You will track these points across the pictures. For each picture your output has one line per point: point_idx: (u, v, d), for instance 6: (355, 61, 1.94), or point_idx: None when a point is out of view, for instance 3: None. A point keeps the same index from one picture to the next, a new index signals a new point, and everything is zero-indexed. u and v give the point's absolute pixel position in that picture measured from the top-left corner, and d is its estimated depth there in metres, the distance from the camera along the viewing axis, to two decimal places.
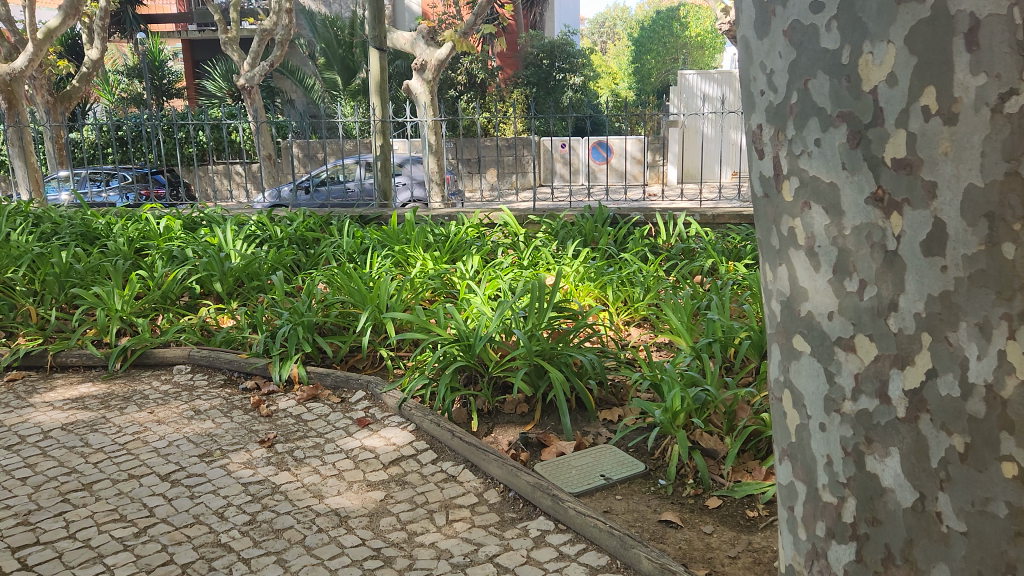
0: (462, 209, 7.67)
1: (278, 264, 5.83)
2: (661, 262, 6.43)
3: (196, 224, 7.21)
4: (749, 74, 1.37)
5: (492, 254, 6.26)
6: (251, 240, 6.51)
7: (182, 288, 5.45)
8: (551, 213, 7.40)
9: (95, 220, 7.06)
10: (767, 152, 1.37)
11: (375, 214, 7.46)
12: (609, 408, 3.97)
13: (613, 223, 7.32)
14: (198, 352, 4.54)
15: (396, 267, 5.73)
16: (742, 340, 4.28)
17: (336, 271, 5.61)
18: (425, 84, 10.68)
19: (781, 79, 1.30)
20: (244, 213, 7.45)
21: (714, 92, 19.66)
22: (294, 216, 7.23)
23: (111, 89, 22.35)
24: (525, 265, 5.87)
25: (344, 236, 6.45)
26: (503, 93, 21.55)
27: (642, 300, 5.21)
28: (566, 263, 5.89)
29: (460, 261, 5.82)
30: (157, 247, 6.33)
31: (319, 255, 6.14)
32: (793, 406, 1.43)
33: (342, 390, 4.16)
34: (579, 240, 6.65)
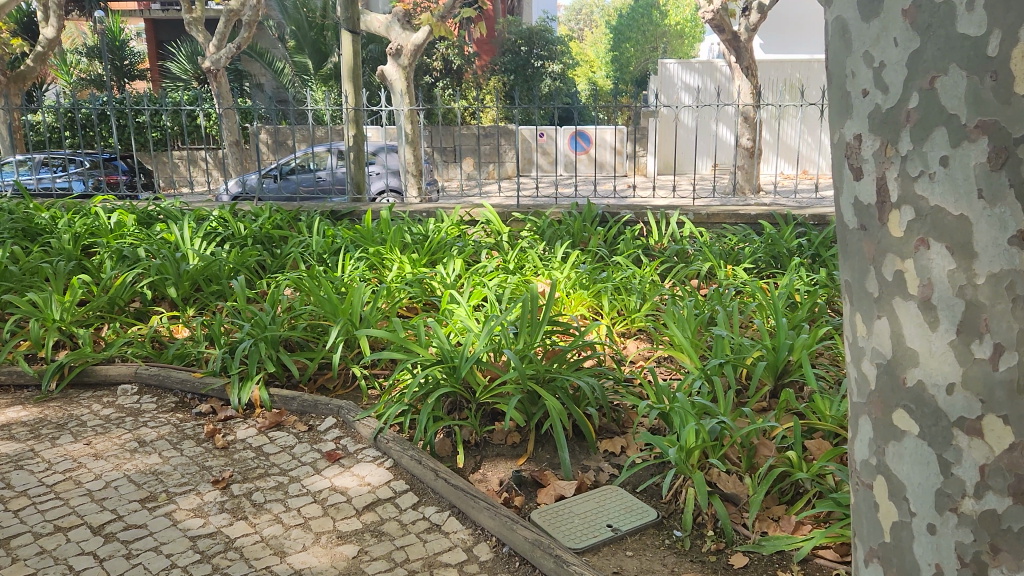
0: (441, 205, 7.21)
1: (241, 266, 5.33)
2: (655, 266, 6.05)
3: (152, 218, 6.64)
4: (851, 68, 1.32)
5: (475, 256, 5.82)
6: (212, 239, 5.98)
7: (132, 293, 4.92)
8: (536, 210, 6.97)
9: (38, 214, 6.46)
10: (868, 173, 1.33)
11: (348, 209, 6.96)
12: (610, 438, 3.57)
13: (602, 222, 6.92)
14: (147, 371, 4.03)
15: (371, 271, 5.27)
16: (754, 361, 3.90)
17: (305, 275, 5.12)
18: (401, 69, 10.18)
19: (892, 75, 1.26)
20: (205, 207, 6.90)
21: (694, 82, 19.35)
22: (260, 211, 6.70)
23: (69, 69, 21.37)
24: (511, 269, 5.44)
25: (314, 235, 5.96)
26: (480, 80, 21.01)
27: (639, 311, 4.82)
28: (555, 268, 5.48)
29: (442, 265, 5.38)
30: (106, 246, 5.78)
31: (287, 257, 5.64)
32: (889, 495, 1.44)
33: (310, 417, 3.70)
34: (567, 241, 6.23)
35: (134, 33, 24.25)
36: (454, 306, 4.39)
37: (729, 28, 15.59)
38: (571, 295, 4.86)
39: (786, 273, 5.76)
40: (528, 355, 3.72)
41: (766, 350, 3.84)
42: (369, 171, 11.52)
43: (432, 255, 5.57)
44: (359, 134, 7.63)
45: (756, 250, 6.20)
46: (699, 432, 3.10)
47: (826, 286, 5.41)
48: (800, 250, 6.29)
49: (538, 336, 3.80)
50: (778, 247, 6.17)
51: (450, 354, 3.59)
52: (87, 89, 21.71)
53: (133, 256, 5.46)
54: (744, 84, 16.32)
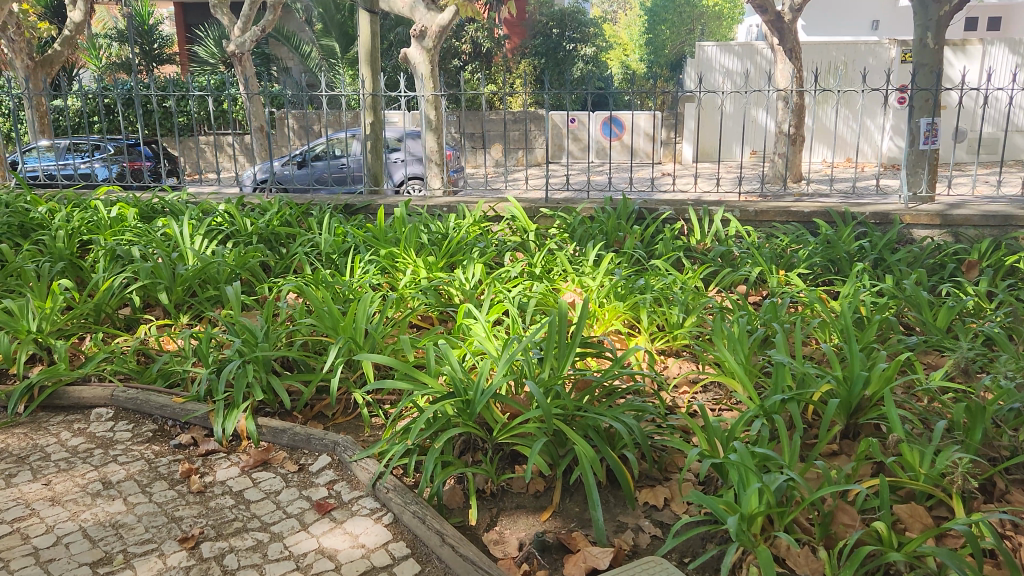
0: (463, 198, 6.69)
1: (241, 268, 4.85)
2: (698, 270, 5.46)
3: (155, 211, 6.18)
4: None
5: (499, 258, 5.28)
6: (214, 236, 5.51)
7: (120, 299, 4.45)
8: (566, 205, 6.41)
9: (35, 206, 6.02)
10: None
11: (362, 203, 6.45)
12: (651, 487, 3.03)
13: (639, 219, 6.34)
14: (124, 393, 3.56)
15: (383, 275, 4.77)
16: (821, 395, 3.34)
17: (311, 282, 4.63)
18: (425, 52, 9.61)
19: None
20: (212, 199, 6.43)
21: (734, 66, 18.51)
22: (269, 205, 6.22)
23: (97, 52, 21.08)
24: (537, 274, 4.91)
25: (323, 232, 5.46)
26: (511, 63, 20.38)
27: (682, 328, 4.27)
28: (588, 274, 4.93)
29: (462, 270, 4.87)
30: (101, 243, 5.33)
31: (293, 258, 5.15)
32: None
33: (302, 454, 3.21)
34: (600, 240, 5.67)
35: (161, 15, 23.90)
36: (471, 323, 3.87)
37: (773, 8, 14.78)
38: (605, 308, 4.30)
39: (847, 282, 5.15)
40: (554, 389, 3.18)
41: (837, 383, 3.27)
42: (392, 158, 11.03)
43: (452, 258, 5.05)
44: (376, 121, 7.12)
45: (812, 253, 5.59)
46: (763, 493, 2.58)
47: (893, 298, 4.81)
48: (861, 253, 5.66)
49: (567, 366, 3.26)
50: (837, 250, 5.56)
51: (463, 387, 3.07)
52: (115, 73, 21.43)
53: (127, 255, 4.99)
54: (787, 67, 15.52)
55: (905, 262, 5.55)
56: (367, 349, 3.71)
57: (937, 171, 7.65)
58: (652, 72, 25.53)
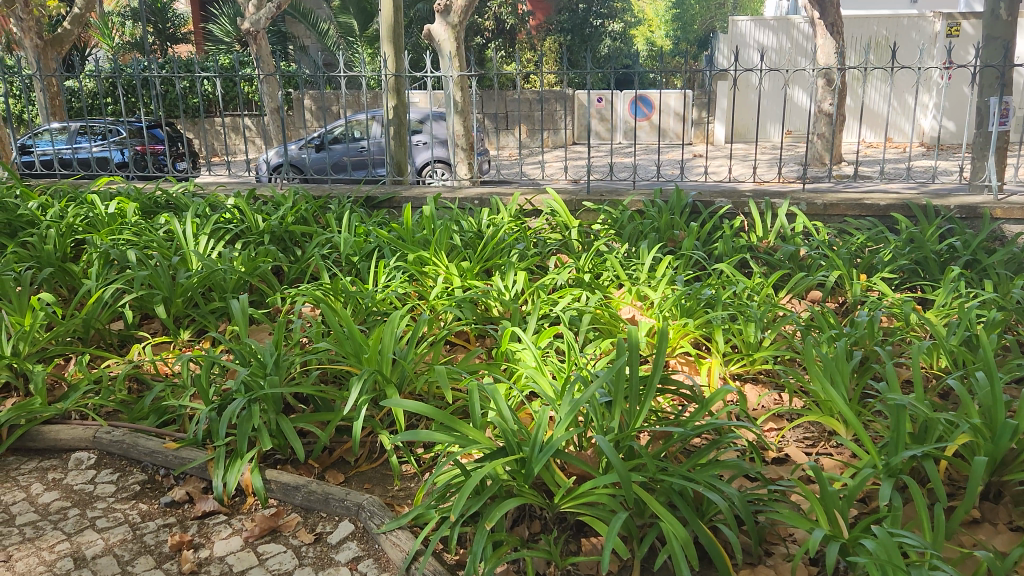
0: (496, 190, 6.08)
1: (251, 275, 4.27)
2: (766, 276, 4.84)
3: (157, 205, 5.61)
4: None
5: (541, 260, 4.68)
6: (221, 235, 4.92)
7: (113, 313, 3.89)
8: (612, 198, 5.78)
9: (27, 200, 5.46)
10: None
11: (385, 195, 5.85)
12: (751, 568, 2.44)
13: (693, 213, 5.70)
14: (109, 436, 2.99)
15: (411, 283, 4.19)
16: (954, 447, 2.71)
17: (330, 294, 4.06)
18: (450, 28, 8.92)
19: None
20: (220, 192, 5.85)
21: (769, 42, 17.61)
22: (283, 199, 5.63)
23: (111, 32, 20.52)
24: (587, 281, 4.30)
25: (344, 231, 4.87)
26: (535, 41, 19.59)
27: (761, 350, 3.66)
28: (645, 283, 4.31)
29: (500, 277, 4.27)
30: (95, 245, 4.77)
31: (309, 261, 4.57)
32: None
33: (319, 517, 2.64)
34: (654, 239, 5.04)
35: None
36: (518, 350, 3.28)
37: None
38: (671, 326, 3.69)
39: (940, 288, 4.50)
40: (628, 443, 2.57)
41: (979, 436, 2.64)
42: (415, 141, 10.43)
43: (486, 261, 4.45)
44: (398, 105, 6.47)
45: (895, 254, 4.94)
46: None
47: (1000, 310, 4.16)
48: (951, 254, 5.00)
49: (642, 412, 2.65)
50: (924, 251, 4.91)
51: (517, 443, 2.48)
52: (129, 53, 20.84)
53: (123, 259, 4.42)
54: (827, 42, 14.65)
55: (1003, 264, 4.88)
56: (396, 381, 3.13)
57: (1003, 156, 6.66)
58: (679, 49, 24.63)
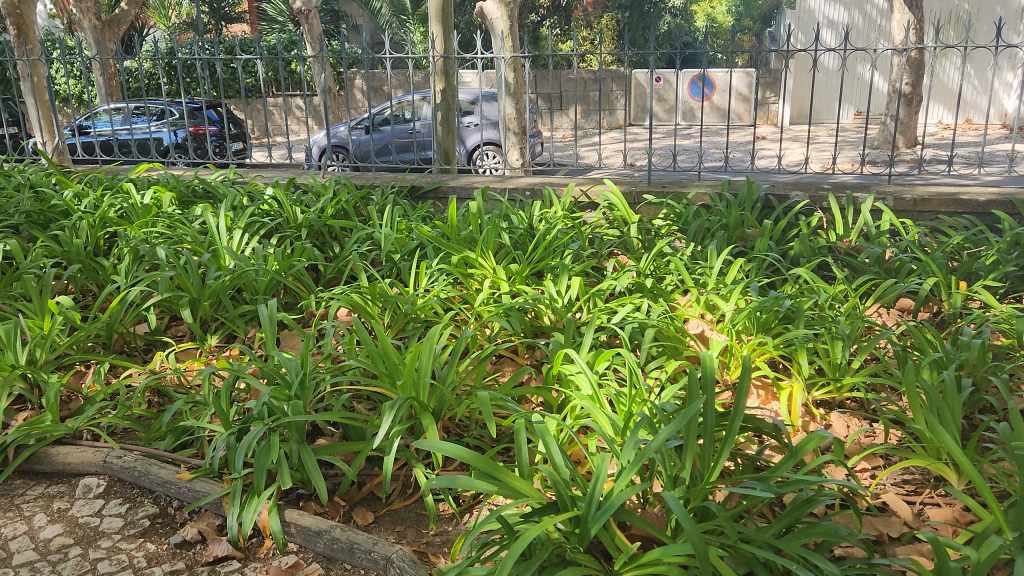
0: (550, 180, 5.67)
1: (285, 274, 3.98)
2: (849, 282, 4.34)
3: (194, 194, 5.36)
4: None
5: (598, 261, 4.28)
6: (256, 229, 4.64)
7: (137, 315, 3.64)
8: (675, 190, 5.32)
9: (63, 188, 5.27)
10: None
11: (431, 185, 5.51)
12: None
13: (765, 209, 5.20)
14: (120, 462, 2.72)
15: (456, 287, 3.85)
16: None
17: (367, 298, 3.74)
18: (503, 6, 8.48)
19: None
20: (259, 181, 5.57)
21: (839, 17, 16.65)
22: (323, 188, 5.32)
23: (168, 12, 20.58)
24: (649, 287, 3.88)
25: (385, 226, 4.53)
26: (592, 18, 18.94)
27: (848, 375, 3.20)
28: (714, 290, 3.87)
29: (553, 281, 3.89)
30: (127, 238, 4.53)
31: (346, 259, 4.26)
32: None
33: (342, 569, 2.32)
34: (723, 237, 4.58)
35: None
36: (573, 374, 2.90)
37: None
38: (746, 343, 3.27)
39: None
40: (701, 500, 2.17)
41: None
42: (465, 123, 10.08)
43: (538, 262, 4.07)
44: (446, 87, 6.07)
45: (1000, 259, 4.38)
46: None
47: None
48: None
49: (718, 463, 2.25)
50: None
51: (569, 498, 2.11)
52: (186, 32, 20.91)
53: (153, 255, 4.18)
54: (905, 19, 13.67)
55: None
56: (433, 407, 2.79)
57: None
58: (741, 25, 23.66)
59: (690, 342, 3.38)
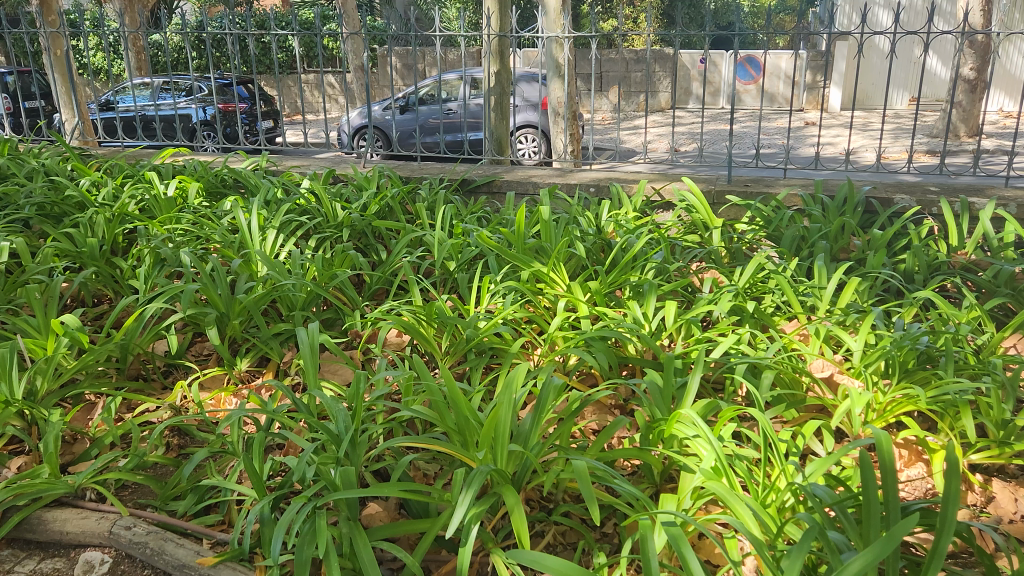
0: (616, 174, 5.07)
1: (324, 288, 3.44)
2: (979, 305, 3.70)
3: (221, 184, 4.84)
4: None
5: (684, 275, 3.70)
6: (291, 228, 4.10)
7: (154, 337, 3.12)
8: (762, 191, 4.70)
9: (79, 176, 4.77)
10: None
11: (484, 178, 4.95)
12: None
13: (866, 213, 4.54)
14: (128, 535, 2.21)
15: (526, 307, 3.29)
16: None
17: (421, 320, 3.21)
18: None
19: None
20: (293, 172, 5.03)
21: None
22: (366, 181, 4.78)
23: None
24: (751, 312, 3.28)
25: (437, 229, 3.99)
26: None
27: (1013, 441, 2.59)
28: (830, 318, 3.27)
29: (637, 302, 3.31)
30: (147, 238, 4.03)
31: (394, 266, 3.74)
32: None
33: None
34: (825, 248, 3.96)
35: None
36: (689, 439, 2.34)
37: None
38: (885, 392, 2.69)
39: None
40: None
41: None
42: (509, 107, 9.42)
43: (615, 275, 3.49)
44: (500, 70, 5.49)
45: None
46: None
47: None
48: None
49: None
50: None
51: None
52: (215, 5, 20.41)
53: (176, 260, 3.66)
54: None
55: None
56: (512, 475, 2.25)
57: None
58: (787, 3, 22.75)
59: (808, 385, 2.82)
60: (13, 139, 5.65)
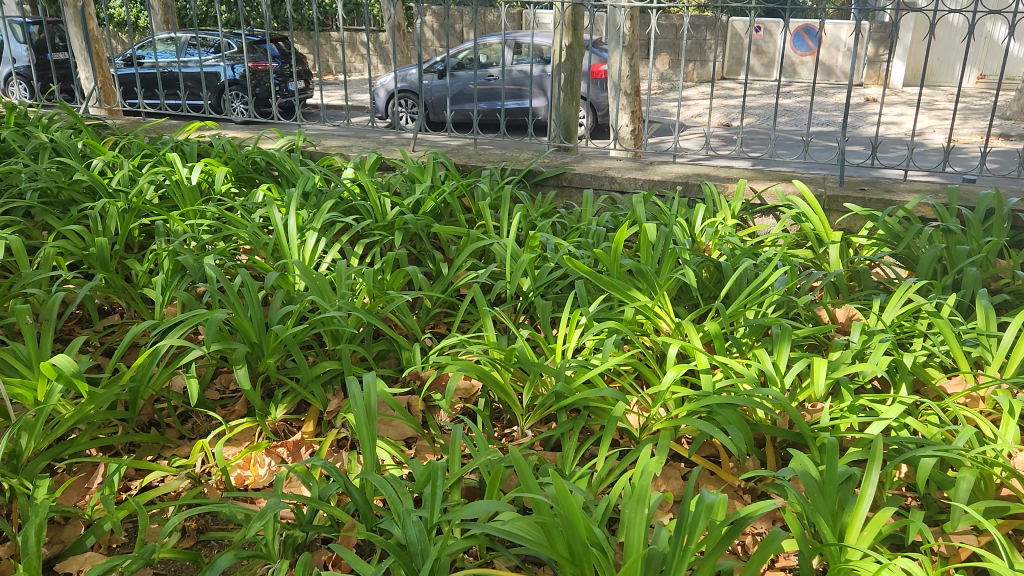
0: (706, 170, 4.38)
1: (373, 315, 2.81)
2: None
3: (253, 169, 4.22)
4: None
5: (811, 311, 3.04)
6: (333, 230, 3.46)
7: (170, 375, 2.52)
8: (884, 198, 3.98)
9: (91, 153, 4.15)
10: None
11: (552, 170, 4.28)
12: None
13: (1013, 229, 3.81)
14: None
15: (627, 352, 2.65)
16: None
17: (497, 364, 2.60)
18: None
19: None
20: (333, 156, 4.39)
21: None
22: (419, 170, 4.13)
23: None
24: (908, 370, 2.61)
25: (509, 238, 3.34)
26: None
27: None
28: (1013, 381, 2.59)
29: (767, 350, 2.66)
30: (167, 237, 3.42)
31: (458, 285, 3.12)
32: None
33: None
34: (978, 276, 3.26)
35: None
36: None
37: None
38: None
39: None
40: None
41: None
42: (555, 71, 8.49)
43: (732, 310, 2.85)
44: (572, 43, 4.85)
45: None
46: None
47: None
48: None
49: None
50: None
51: None
52: None
53: (199, 270, 3.05)
54: None
55: None
56: None
57: None
58: None
59: (1001, 481, 2.19)
60: (23, 105, 5.06)
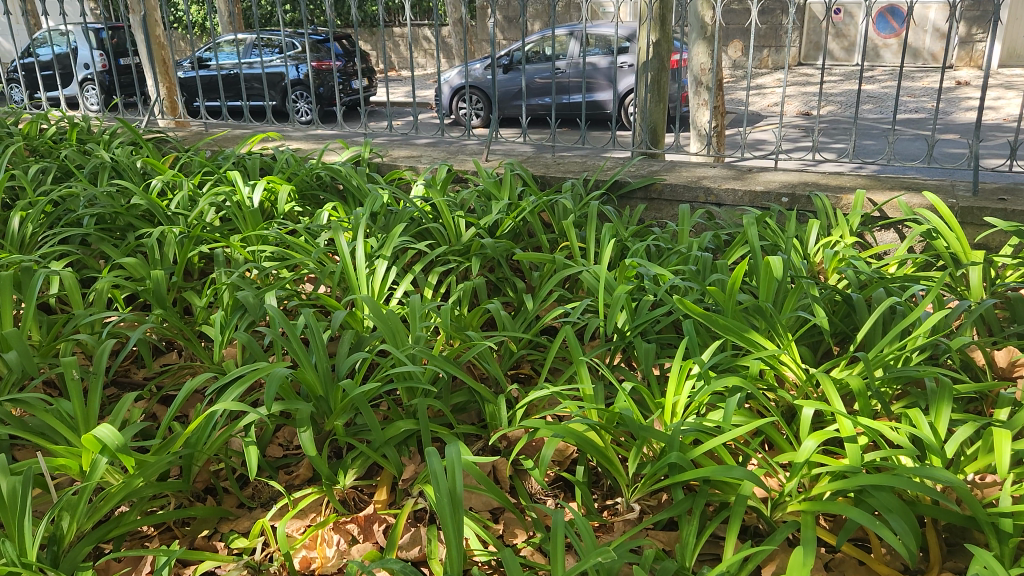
0: (813, 178, 3.90)
1: (451, 362, 2.46)
2: None
3: (318, 185, 3.94)
4: None
5: (964, 355, 2.56)
6: (404, 256, 3.13)
7: (227, 438, 2.23)
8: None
9: (150, 172, 3.94)
10: None
11: (640, 180, 3.87)
12: None
13: None
14: None
15: (751, 412, 2.23)
16: None
17: (596, 426, 2.23)
18: None
19: None
20: (401, 170, 4.08)
21: None
22: (494, 184, 3.78)
23: None
24: None
25: (603, 265, 2.96)
26: None
27: None
28: None
29: (924, 412, 2.20)
30: (226, 268, 3.15)
31: (545, 323, 2.76)
32: None
33: None
34: None
35: None
36: None
37: None
38: None
39: None
40: None
41: None
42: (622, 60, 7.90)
43: (872, 357, 2.40)
44: (659, 39, 4.44)
45: None
46: None
47: None
48: None
49: None
50: None
51: None
52: None
53: (260, 309, 2.76)
54: None
55: None
56: None
57: None
58: None
59: None
60: (88, 120, 4.91)
